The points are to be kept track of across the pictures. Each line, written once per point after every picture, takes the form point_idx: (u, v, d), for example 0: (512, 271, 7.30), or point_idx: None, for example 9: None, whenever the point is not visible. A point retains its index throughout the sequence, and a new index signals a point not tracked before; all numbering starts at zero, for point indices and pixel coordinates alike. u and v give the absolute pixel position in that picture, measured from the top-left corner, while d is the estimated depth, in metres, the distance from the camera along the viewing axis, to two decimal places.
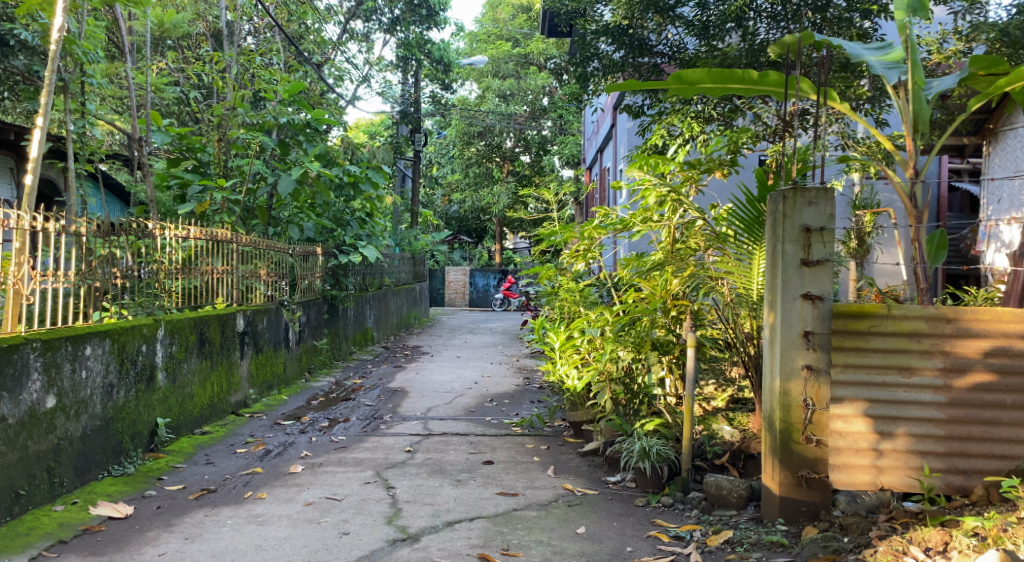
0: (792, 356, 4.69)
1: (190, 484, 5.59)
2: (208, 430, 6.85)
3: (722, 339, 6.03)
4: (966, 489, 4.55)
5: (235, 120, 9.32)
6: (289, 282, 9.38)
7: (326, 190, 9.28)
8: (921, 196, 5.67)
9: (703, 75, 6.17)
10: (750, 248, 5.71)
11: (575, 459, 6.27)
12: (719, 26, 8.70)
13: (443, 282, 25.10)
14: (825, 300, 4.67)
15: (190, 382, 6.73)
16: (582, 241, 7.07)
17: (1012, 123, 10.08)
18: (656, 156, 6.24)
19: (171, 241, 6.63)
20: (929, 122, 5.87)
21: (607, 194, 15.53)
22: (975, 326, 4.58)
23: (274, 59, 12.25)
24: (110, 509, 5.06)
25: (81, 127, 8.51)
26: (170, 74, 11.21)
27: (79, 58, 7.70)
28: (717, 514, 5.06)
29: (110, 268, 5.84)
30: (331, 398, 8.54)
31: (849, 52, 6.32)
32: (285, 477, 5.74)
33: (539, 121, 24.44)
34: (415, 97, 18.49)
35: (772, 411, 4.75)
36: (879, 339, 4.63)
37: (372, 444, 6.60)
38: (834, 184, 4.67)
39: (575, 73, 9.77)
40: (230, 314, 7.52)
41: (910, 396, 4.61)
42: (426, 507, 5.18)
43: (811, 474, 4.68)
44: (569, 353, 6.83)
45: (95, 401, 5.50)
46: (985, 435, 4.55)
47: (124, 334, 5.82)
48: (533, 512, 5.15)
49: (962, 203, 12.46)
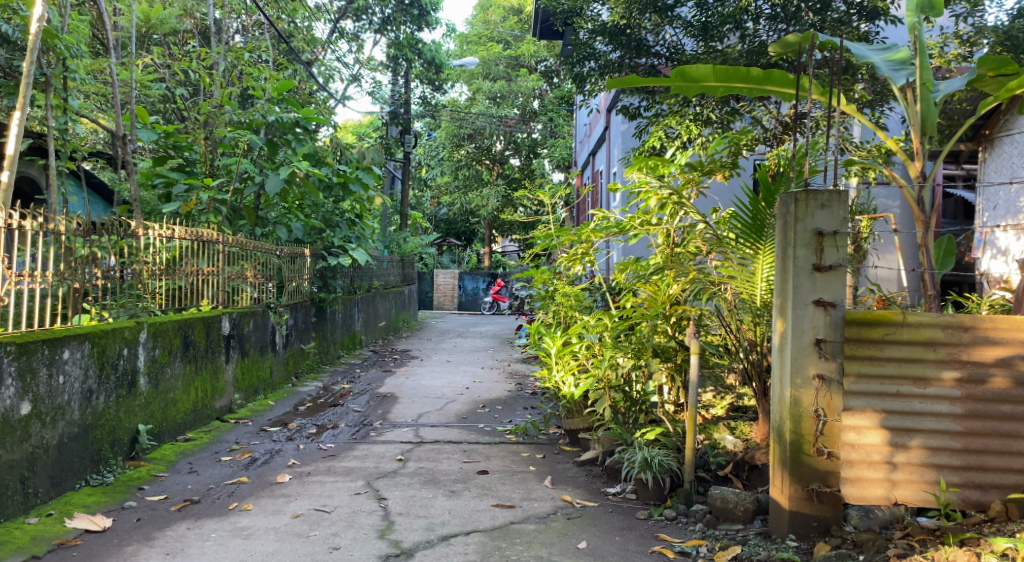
0: (803, 365, 4.49)
1: (172, 494, 5.35)
2: (191, 436, 6.61)
3: (722, 345, 5.86)
4: (982, 504, 4.43)
5: (223, 119, 9.09)
6: (276, 284, 9.14)
7: (315, 190, 9.08)
8: (928, 201, 5.47)
9: (709, 72, 5.99)
10: (752, 254, 5.38)
11: (572, 468, 6.07)
12: (717, 27, 8.50)
13: (432, 285, 24.85)
14: (838, 307, 4.48)
15: (173, 387, 6.49)
16: (579, 244, 6.77)
17: (1009, 128, 9.94)
18: (656, 156, 6.02)
19: (154, 242, 6.41)
20: (936, 127, 5.68)
21: (601, 197, 15.43)
22: (993, 334, 4.42)
23: (261, 56, 11.98)
24: (87, 522, 4.81)
25: (64, 122, 8.22)
26: (156, 70, 10.94)
27: (62, 52, 7.46)
28: (722, 529, 4.86)
29: (91, 268, 5.64)
30: (318, 404, 8.31)
31: (855, 53, 6.09)
32: (272, 487, 5.51)
33: (530, 124, 24.19)
34: (405, 98, 18.37)
35: (782, 423, 4.56)
36: (894, 348, 4.47)
37: (362, 452, 6.37)
38: (847, 187, 4.49)
39: (571, 73, 9.60)
40: (215, 317, 7.28)
41: (926, 407, 4.45)
42: (420, 520, 4.96)
43: (822, 488, 4.48)
44: (567, 359, 6.61)
45: (73, 408, 5.25)
46: (1002, 448, 4.42)
47: (104, 337, 5.57)
48: (531, 526, 4.95)
49: (955, 210, 12.37)
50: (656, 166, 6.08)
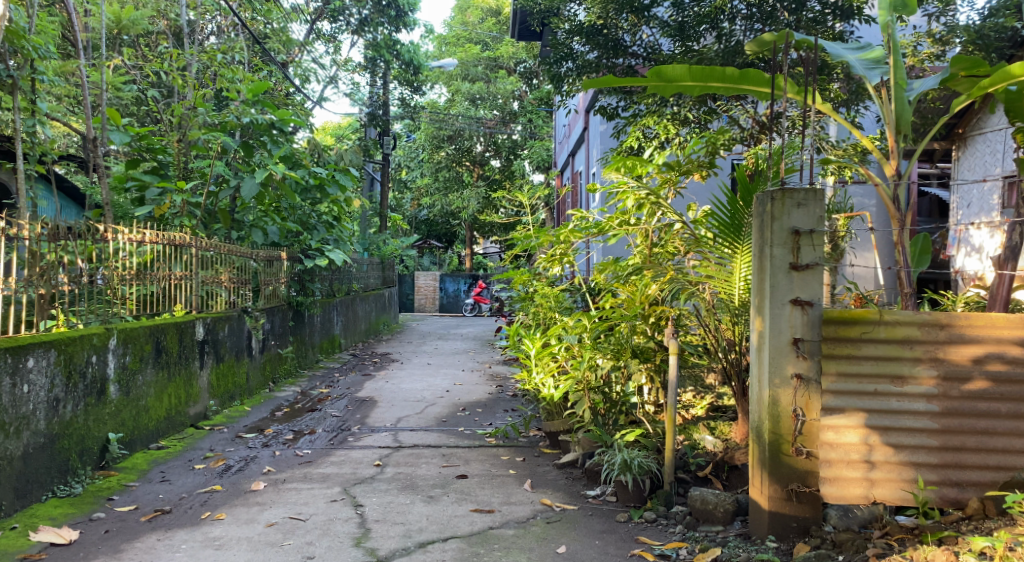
0: (781, 364, 4.45)
1: (143, 504, 5.24)
2: (164, 444, 6.50)
3: (702, 345, 5.82)
4: (960, 502, 4.41)
5: (196, 121, 8.98)
6: (252, 289, 9.03)
7: (291, 193, 8.98)
8: (904, 199, 5.37)
9: (684, 72, 5.89)
10: (730, 254, 5.35)
11: (552, 471, 6.00)
12: (694, 27, 8.48)
13: (412, 288, 24.72)
14: (815, 306, 4.45)
15: (145, 394, 6.37)
16: (558, 245, 6.70)
17: (982, 126, 9.99)
18: (634, 157, 5.97)
19: (124, 246, 6.31)
20: (911, 124, 5.62)
21: (582, 198, 15.42)
22: (969, 332, 4.41)
23: (236, 58, 11.84)
24: (52, 535, 4.70)
25: (32, 125, 8.08)
26: (128, 71, 10.80)
27: (29, 53, 7.34)
28: (702, 531, 4.81)
29: (60, 273, 5.56)
30: (296, 409, 8.22)
31: (830, 52, 6.10)
32: (246, 495, 5.41)
33: (510, 126, 24.13)
34: (383, 99, 18.24)
35: (760, 422, 4.52)
36: (871, 347, 4.45)
37: (339, 458, 6.28)
38: (823, 185, 4.46)
39: (548, 74, 9.49)
40: (189, 322, 7.18)
41: (904, 406, 4.42)
42: (397, 526, 4.89)
43: (801, 488, 4.45)
44: (546, 362, 6.54)
45: (38, 418, 5.13)
46: (979, 446, 4.40)
47: (72, 344, 5.46)
48: (510, 530, 4.89)
49: (931, 209, 12.44)
50: (634, 166, 6.04)
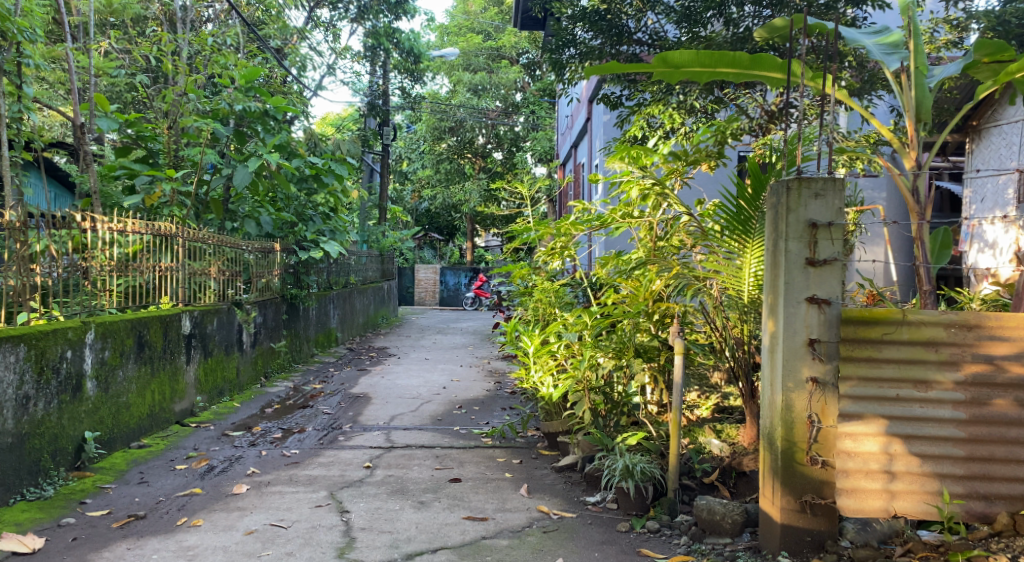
0: (795, 367, 4.17)
1: (116, 509, 4.98)
2: (146, 442, 6.24)
3: (708, 343, 5.50)
4: (987, 516, 4.15)
5: (187, 108, 8.73)
6: (243, 280, 8.68)
7: (285, 184, 8.63)
8: (924, 191, 5.05)
9: (692, 57, 5.52)
10: (740, 249, 5.02)
11: (550, 475, 5.72)
12: (700, 13, 8.17)
13: (412, 281, 24.45)
14: (832, 305, 4.17)
15: (125, 390, 6.10)
16: (558, 238, 6.40)
17: (998, 119, 9.70)
18: (639, 146, 5.67)
19: (105, 236, 6.01)
20: (932, 112, 5.26)
21: (584, 188, 15.28)
22: (999, 333, 4.11)
23: (229, 44, 11.47)
24: (14, 543, 4.42)
25: (17, 110, 7.76)
26: (117, 56, 10.49)
27: (15, 36, 6.96)
28: (709, 543, 4.53)
29: (37, 266, 5.29)
30: (286, 406, 7.93)
31: (846, 38, 5.81)
32: (227, 499, 5.15)
33: (513, 117, 23.64)
34: (383, 89, 17.81)
35: (773, 428, 4.24)
36: (893, 349, 4.16)
37: (328, 459, 6.00)
38: (843, 174, 4.16)
39: (549, 60, 9.09)
40: (174, 315, 6.89)
41: (928, 412, 4.14)
42: (384, 535, 4.62)
43: (816, 500, 4.17)
44: (544, 360, 6.22)
45: (6, 417, 4.85)
46: (1009, 456, 4.12)
47: (44, 338, 5.19)
48: (503, 541, 4.61)
49: (941, 203, 12.14)
50: (640, 156, 5.74)
